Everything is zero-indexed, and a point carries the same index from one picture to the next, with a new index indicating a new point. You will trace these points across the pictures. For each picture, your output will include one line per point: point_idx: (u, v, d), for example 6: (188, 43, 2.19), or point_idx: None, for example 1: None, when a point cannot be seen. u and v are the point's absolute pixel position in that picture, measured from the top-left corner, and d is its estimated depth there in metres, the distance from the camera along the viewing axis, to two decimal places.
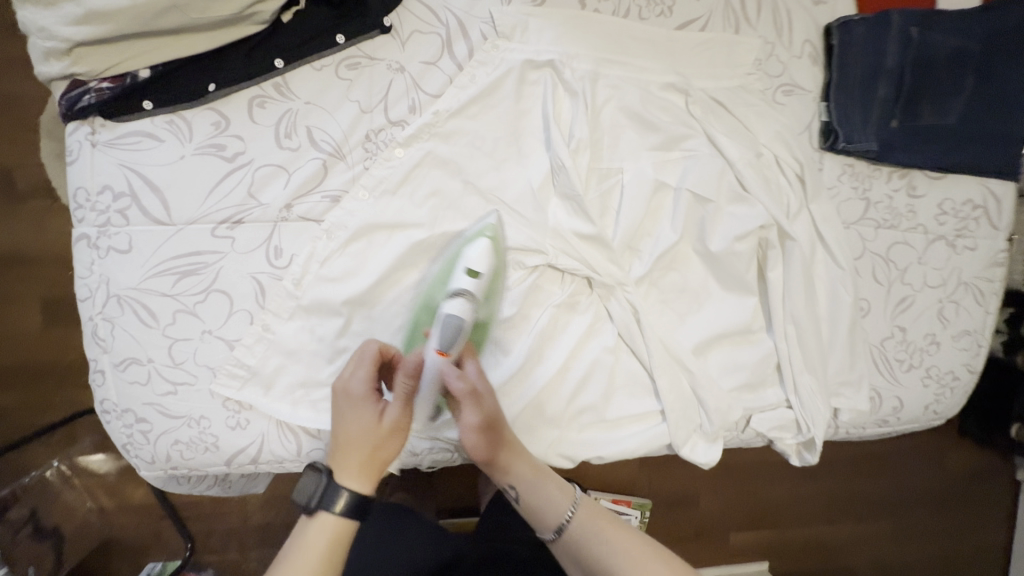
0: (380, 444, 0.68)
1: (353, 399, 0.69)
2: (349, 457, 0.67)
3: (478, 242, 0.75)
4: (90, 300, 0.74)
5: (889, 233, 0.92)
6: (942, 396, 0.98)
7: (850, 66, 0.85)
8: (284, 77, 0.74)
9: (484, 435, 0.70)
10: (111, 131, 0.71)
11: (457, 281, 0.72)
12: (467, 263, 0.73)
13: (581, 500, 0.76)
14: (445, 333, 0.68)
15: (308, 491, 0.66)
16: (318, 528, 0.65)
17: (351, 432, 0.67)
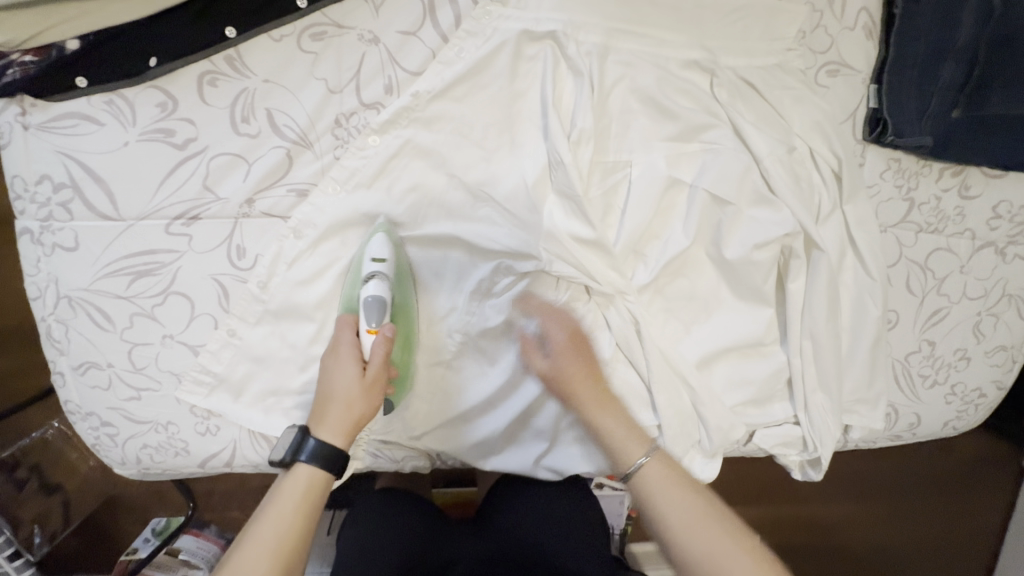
0: (353, 402, 0.61)
1: (333, 355, 0.64)
2: (320, 415, 0.60)
3: (375, 240, 0.68)
4: (40, 299, 0.68)
5: (930, 239, 0.82)
6: (965, 413, 0.91)
7: (911, 44, 0.72)
8: (237, 49, 0.63)
9: (565, 354, 0.70)
10: (43, 112, 0.62)
11: (367, 267, 0.67)
12: (372, 255, 0.67)
13: (655, 450, 0.65)
14: (369, 315, 0.64)
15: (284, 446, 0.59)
16: (292, 491, 0.57)
17: (327, 387, 0.62)
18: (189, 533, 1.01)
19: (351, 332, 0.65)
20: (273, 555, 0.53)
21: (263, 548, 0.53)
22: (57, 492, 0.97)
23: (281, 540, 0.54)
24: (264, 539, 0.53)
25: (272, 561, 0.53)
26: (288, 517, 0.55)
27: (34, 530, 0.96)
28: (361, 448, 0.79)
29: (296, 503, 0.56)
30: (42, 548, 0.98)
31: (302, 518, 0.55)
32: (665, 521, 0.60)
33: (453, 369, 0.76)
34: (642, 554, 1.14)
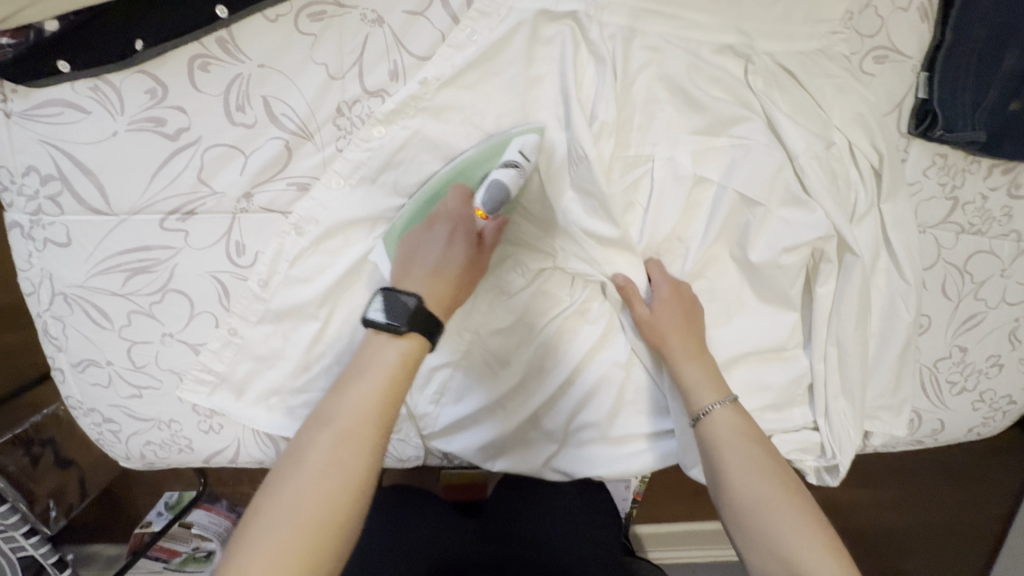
0: (462, 275, 0.58)
1: (447, 224, 0.59)
2: (429, 275, 0.57)
3: (526, 136, 0.62)
4: (35, 295, 0.65)
5: (972, 240, 0.76)
6: (991, 419, 0.87)
7: (971, 28, 0.65)
8: (229, 30, 0.58)
9: (672, 308, 0.67)
10: (25, 99, 0.58)
11: (509, 153, 0.61)
12: (520, 148, 0.61)
13: (730, 399, 0.64)
14: (490, 197, 0.60)
15: (388, 309, 0.53)
16: (391, 352, 0.52)
17: (439, 254, 0.58)
18: (201, 508, 1.02)
19: (467, 205, 0.60)
20: (373, 413, 0.50)
21: (362, 407, 0.49)
22: (72, 465, 0.93)
23: (384, 397, 0.50)
24: (366, 396, 0.50)
25: (373, 420, 0.49)
26: (388, 376, 0.51)
27: (50, 505, 0.90)
28: None
29: (400, 363, 0.52)
30: (58, 523, 0.91)
31: (401, 382, 0.52)
32: (729, 475, 0.61)
33: (463, 367, 0.73)
34: (648, 535, 1.14)
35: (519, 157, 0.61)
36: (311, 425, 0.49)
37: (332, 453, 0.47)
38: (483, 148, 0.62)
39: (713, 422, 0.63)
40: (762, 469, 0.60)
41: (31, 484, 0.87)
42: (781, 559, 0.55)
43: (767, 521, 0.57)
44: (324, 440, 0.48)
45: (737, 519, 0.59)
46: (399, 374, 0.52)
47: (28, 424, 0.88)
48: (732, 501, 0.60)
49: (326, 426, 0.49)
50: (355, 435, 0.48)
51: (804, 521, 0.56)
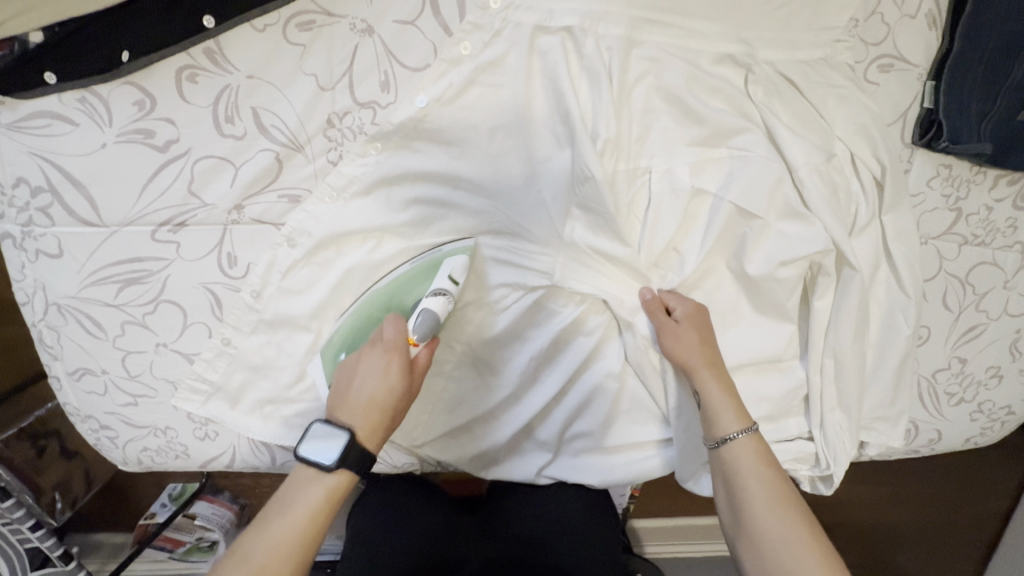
0: (394, 407, 0.57)
1: (381, 350, 0.58)
2: (361, 412, 0.56)
3: (458, 257, 0.64)
4: (29, 305, 0.66)
5: (975, 252, 0.75)
6: (989, 430, 0.86)
7: (980, 35, 0.63)
8: (217, 41, 0.57)
9: (694, 327, 0.66)
10: (12, 110, 0.57)
11: (440, 279, 0.62)
12: (452, 270, 0.63)
13: (754, 429, 0.65)
14: (422, 323, 0.59)
15: (320, 453, 0.54)
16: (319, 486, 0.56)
17: (372, 387, 0.57)
18: (204, 500, 1.00)
19: (401, 330, 0.58)
20: (285, 555, 0.52)
21: (279, 546, 0.52)
22: (77, 456, 0.92)
23: (299, 538, 0.53)
24: (282, 535, 0.53)
25: (285, 562, 0.52)
26: (302, 518, 0.54)
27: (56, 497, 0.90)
28: None
29: (318, 505, 0.55)
30: (64, 514, 0.92)
31: (314, 525, 0.54)
32: (747, 504, 0.62)
33: (455, 378, 0.73)
34: (645, 529, 1.14)
35: (449, 283, 0.62)
36: (231, 557, 0.52)
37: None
38: (416, 269, 0.64)
39: (734, 448, 0.64)
40: (779, 501, 0.61)
41: (36, 477, 0.87)
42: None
43: (782, 554, 0.58)
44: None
45: (752, 549, 0.61)
46: (313, 515, 0.54)
47: (33, 418, 0.88)
48: (748, 530, 0.62)
49: (244, 561, 0.51)
50: (268, 575, 0.51)
51: (817, 558, 0.57)
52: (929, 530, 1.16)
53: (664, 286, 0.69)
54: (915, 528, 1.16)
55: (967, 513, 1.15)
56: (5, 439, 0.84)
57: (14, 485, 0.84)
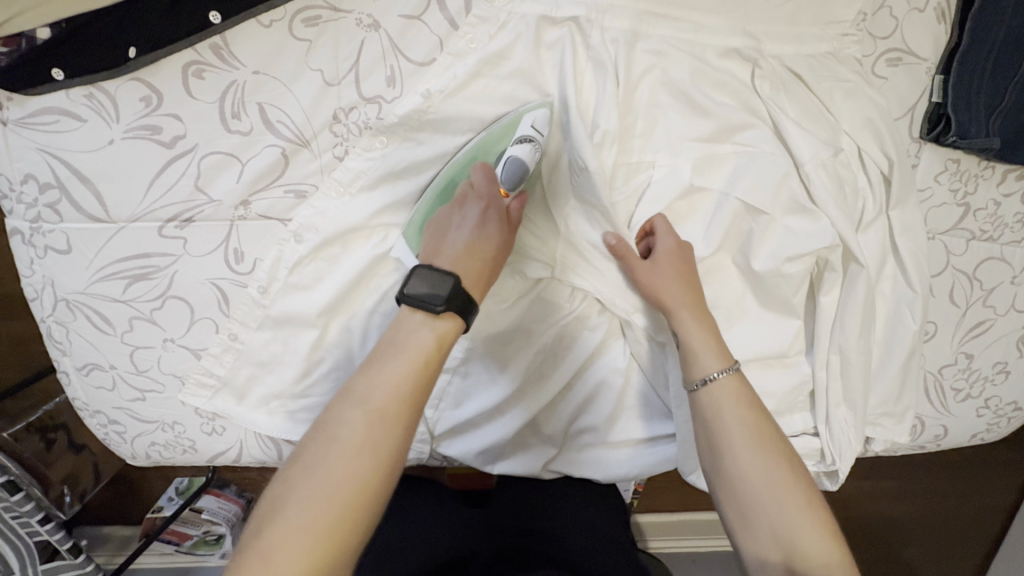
0: (492, 252, 0.58)
1: (476, 199, 0.59)
2: (465, 253, 0.56)
3: (537, 112, 0.61)
4: (37, 300, 0.66)
5: (983, 247, 0.75)
6: (995, 425, 0.86)
7: (988, 29, 0.63)
8: (223, 36, 0.57)
9: (667, 271, 0.63)
10: (21, 107, 0.58)
11: (522, 129, 0.60)
12: (531, 123, 0.60)
13: (733, 368, 0.61)
14: (509, 172, 0.59)
15: (429, 287, 0.52)
16: (427, 332, 0.51)
17: (470, 232, 0.57)
18: (210, 495, 1.00)
19: (491, 177, 0.59)
20: (405, 393, 0.48)
21: (395, 384, 0.48)
22: (85, 450, 0.93)
23: (407, 383, 0.48)
24: (397, 372, 0.49)
25: (405, 398, 0.48)
26: (420, 358, 0.50)
27: (65, 490, 0.91)
28: None
29: (433, 347, 0.51)
30: (72, 508, 0.92)
31: (431, 366, 0.50)
32: (730, 455, 0.57)
33: (460, 373, 0.73)
34: (648, 524, 1.14)
35: (532, 131, 0.60)
36: (347, 392, 0.48)
37: (365, 423, 0.46)
38: (496, 128, 0.61)
39: (714, 390, 0.60)
40: (762, 447, 0.57)
41: (46, 470, 0.88)
42: (781, 542, 0.53)
43: (767, 503, 0.55)
44: (358, 411, 0.47)
45: (736, 500, 0.56)
46: (429, 357, 0.50)
47: (42, 412, 0.89)
48: (732, 483, 0.57)
49: (359, 400, 0.47)
50: (389, 410, 0.47)
51: (801, 500, 0.54)
52: (937, 526, 1.16)
53: (659, 219, 0.65)
54: (922, 524, 1.16)
55: (976, 510, 1.15)
56: (15, 433, 0.86)
57: (23, 477, 0.84)
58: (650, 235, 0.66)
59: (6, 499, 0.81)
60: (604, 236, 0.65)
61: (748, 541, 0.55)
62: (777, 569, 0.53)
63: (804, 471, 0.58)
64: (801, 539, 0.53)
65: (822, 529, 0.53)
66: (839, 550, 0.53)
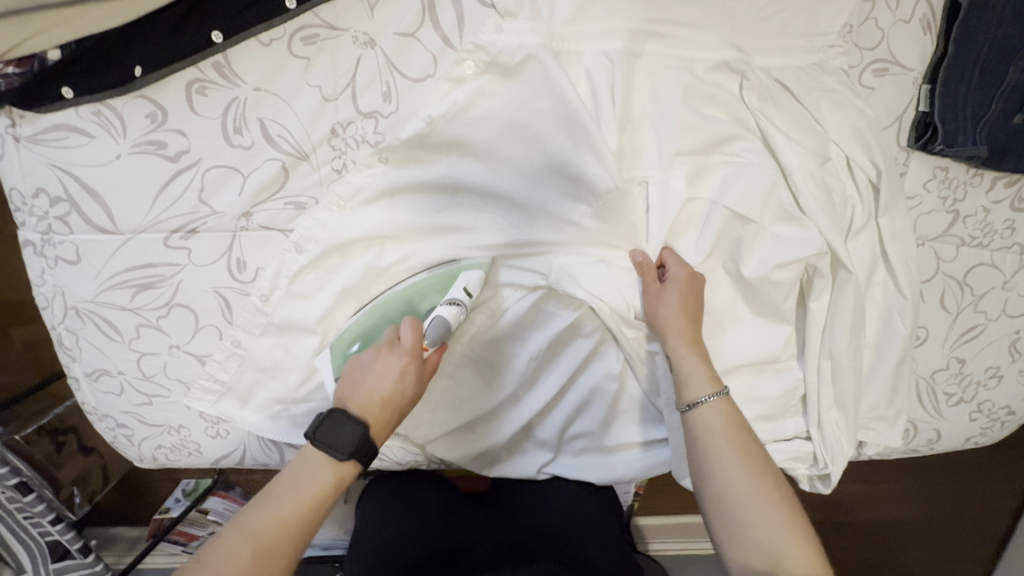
0: (400, 407, 0.56)
1: (398, 355, 0.57)
2: (374, 407, 0.55)
3: (474, 270, 0.65)
4: (48, 309, 0.68)
5: (973, 253, 0.75)
6: (989, 429, 0.87)
7: (973, 41, 0.64)
8: (225, 55, 0.59)
9: (674, 303, 0.65)
10: (33, 124, 0.60)
11: (455, 289, 0.63)
12: (466, 283, 0.64)
13: (723, 393, 0.63)
14: (433, 329, 0.60)
15: (336, 435, 0.52)
16: (326, 471, 0.52)
17: (384, 384, 0.55)
18: (216, 496, 1.02)
19: (418, 332, 0.59)
20: (285, 529, 0.49)
21: (276, 518, 0.49)
22: (95, 451, 0.97)
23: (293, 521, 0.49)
24: (282, 508, 0.50)
25: (282, 535, 0.49)
26: (307, 496, 0.51)
27: (75, 491, 0.94)
28: None
29: (328, 486, 0.52)
30: (82, 508, 0.95)
31: (317, 508, 0.51)
32: (716, 464, 0.60)
33: (456, 380, 0.74)
34: (648, 526, 1.15)
35: (465, 293, 0.63)
36: (233, 527, 0.48)
37: (232, 558, 0.46)
38: (439, 275, 0.66)
39: (701, 413, 0.62)
40: (747, 462, 0.59)
41: (57, 472, 0.91)
42: (764, 553, 0.54)
43: (748, 513, 0.56)
44: (232, 540, 0.47)
45: (721, 510, 0.58)
46: (317, 496, 0.51)
47: (53, 415, 0.92)
48: (716, 494, 0.59)
49: (239, 530, 0.48)
50: (265, 544, 0.48)
51: (784, 512, 0.56)
52: (932, 527, 1.17)
53: (671, 251, 0.68)
54: (918, 526, 1.17)
55: (971, 511, 1.15)
56: (26, 437, 0.88)
57: (35, 479, 0.87)
58: (662, 264, 0.68)
59: (18, 499, 0.83)
60: (629, 255, 0.68)
61: (733, 552, 0.57)
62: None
63: (790, 489, 0.59)
64: (785, 550, 0.54)
65: (805, 544, 0.54)
66: (821, 565, 0.53)
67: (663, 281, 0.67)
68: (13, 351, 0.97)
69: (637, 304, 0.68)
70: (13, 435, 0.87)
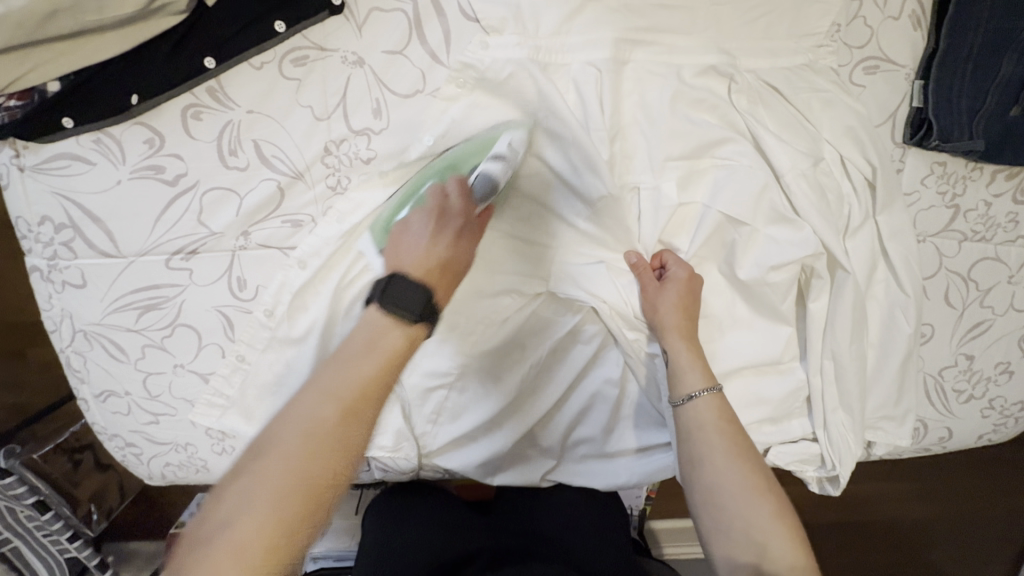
0: (461, 264, 0.55)
1: (448, 211, 0.57)
2: (433, 266, 0.52)
3: (514, 132, 0.64)
4: (57, 332, 0.70)
5: (976, 247, 0.74)
6: (1002, 426, 0.85)
7: (961, 36, 0.64)
8: (218, 79, 0.61)
9: (671, 300, 0.64)
10: (36, 154, 0.62)
11: (497, 147, 0.62)
12: (507, 142, 0.63)
13: (715, 388, 0.62)
14: (479, 184, 0.60)
15: (400, 298, 0.47)
16: (396, 334, 0.47)
17: (440, 245, 0.54)
18: None
19: (465, 191, 0.58)
20: (374, 391, 0.45)
21: (360, 382, 0.44)
22: (110, 468, 0.98)
23: (365, 383, 0.44)
24: (365, 369, 0.45)
25: (368, 399, 0.44)
26: (380, 356, 0.46)
27: (92, 508, 0.96)
28: (370, 464, 0.79)
29: (400, 346, 0.47)
30: (99, 524, 0.97)
31: (396, 370, 0.46)
32: (709, 458, 0.59)
33: (458, 389, 0.74)
34: (661, 532, 1.13)
35: (507, 150, 0.62)
36: (308, 384, 0.44)
37: (319, 418, 0.42)
38: (474, 143, 0.63)
39: (695, 408, 0.62)
40: (738, 456, 0.59)
41: (73, 489, 0.93)
42: (752, 544, 0.55)
43: (736, 506, 0.57)
44: (310, 401, 0.43)
45: (711, 502, 0.58)
46: (391, 354, 0.46)
47: (70, 433, 0.94)
48: (708, 487, 0.59)
49: (321, 390, 0.44)
50: (346, 406, 0.43)
51: (773, 508, 0.56)
52: (962, 524, 1.14)
53: (666, 249, 0.68)
54: (937, 524, 1.14)
55: (994, 507, 1.13)
56: (43, 454, 0.90)
57: (53, 497, 0.89)
58: (664, 264, 0.68)
59: (36, 517, 0.87)
60: (625, 258, 0.68)
61: (720, 544, 0.57)
62: (746, 571, 0.54)
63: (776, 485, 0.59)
64: (771, 543, 0.54)
65: (790, 538, 0.55)
66: (805, 558, 0.54)
67: (662, 280, 0.67)
68: (30, 373, 0.99)
69: (636, 303, 0.68)
70: (31, 454, 0.89)
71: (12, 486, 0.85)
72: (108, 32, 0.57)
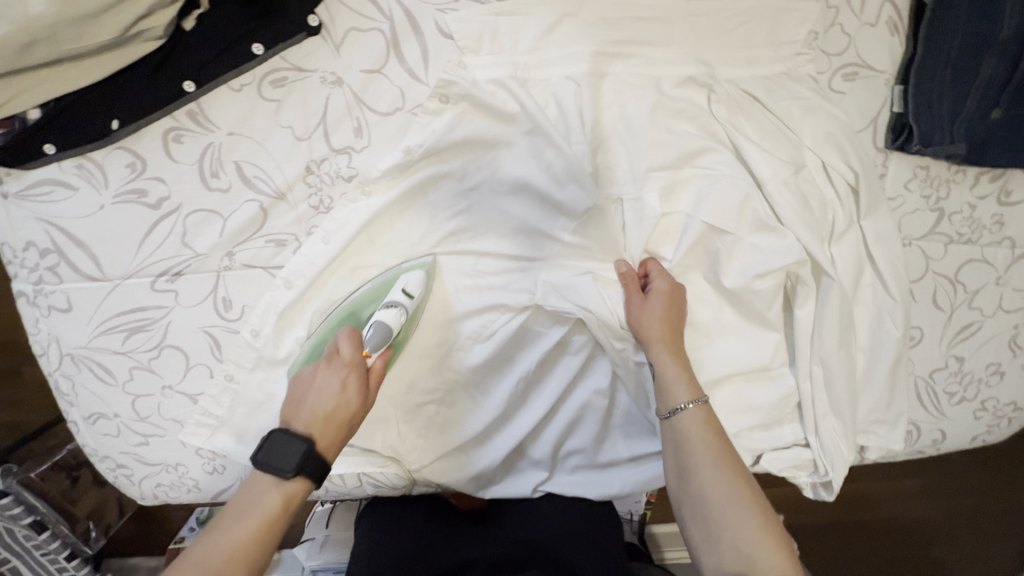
0: (348, 416, 0.58)
1: (338, 366, 0.60)
2: (315, 424, 0.56)
3: (413, 274, 0.66)
4: (45, 356, 0.70)
5: (962, 249, 0.74)
6: (996, 427, 0.84)
7: (940, 40, 0.64)
8: (198, 102, 0.61)
9: (655, 312, 0.64)
10: (19, 180, 0.62)
11: (394, 291, 0.65)
12: (405, 285, 0.65)
13: (702, 400, 0.62)
14: (373, 336, 0.62)
15: (279, 457, 0.53)
16: (273, 495, 0.53)
17: (327, 397, 0.58)
18: None
19: (356, 344, 0.62)
20: (240, 558, 0.49)
21: (231, 550, 0.49)
22: (109, 483, 0.98)
23: (241, 546, 0.50)
24: (232, 538, 0.50)
25: (235, 566, 0.49)
26: (257, 518, 0.52)
27: (91, 526, 0.95)
28: (361, 481, 0.78)
29: (276, 507, 0.53)
30: (98, 541, 0.97)
31: (270, 531, 0.52)
32: (696, 470, 0.59)
33: (446, 405, 0.74)
34: (662, 536, 1.12)
35: (402, 296, 0.65)
36: (187, 555, 0.49)
37: None
38: (372, 289, 0.67)
39: (684, 421, 0.62)
40: (727, 468, 0.59)
41: (72, 507, 0.92)
42: (739, 557, 0.54)
43: (724, 518, 0.56)
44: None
45: (700, 518, 0.58)
46: (267, 516, 0.52)
47: (66, 451, 0.93)
48: (697, 503, 0.59)
49: (196, 564, 0.48)
50: (218, 574, 0.48)
51: (760, 520, 0.55)
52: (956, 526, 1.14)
53: (647, 257, 0.67)
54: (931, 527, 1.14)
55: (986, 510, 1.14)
56: (41, 474, 0.90)
57: (51, 516, 0.89)
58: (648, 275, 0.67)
59: (34, 536, 0.86)
60: (615, 267, 0.68)
61: (709, 558, 0.56)
62: None
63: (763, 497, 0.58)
64: (759, 556, 0.53)
65: (778, 551, 0.54)
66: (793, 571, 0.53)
67: (647, 291, 0.66)
68: (26, 391, 0.99)
69: (621, 313, 0.66)
70: (27, 474, 0.89)
71: (9, 507, 0.85)
72: (88, 61, 0.57)
